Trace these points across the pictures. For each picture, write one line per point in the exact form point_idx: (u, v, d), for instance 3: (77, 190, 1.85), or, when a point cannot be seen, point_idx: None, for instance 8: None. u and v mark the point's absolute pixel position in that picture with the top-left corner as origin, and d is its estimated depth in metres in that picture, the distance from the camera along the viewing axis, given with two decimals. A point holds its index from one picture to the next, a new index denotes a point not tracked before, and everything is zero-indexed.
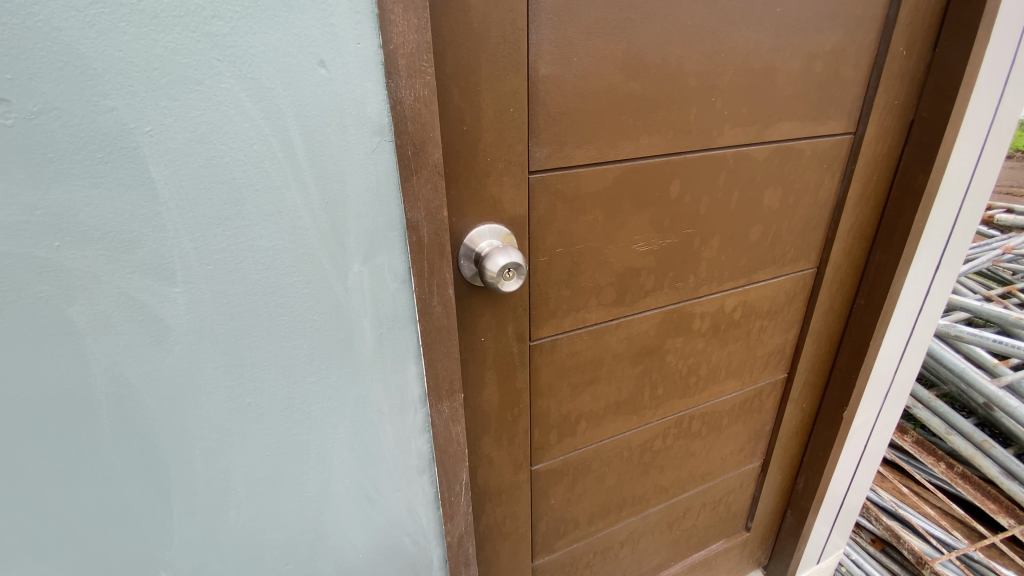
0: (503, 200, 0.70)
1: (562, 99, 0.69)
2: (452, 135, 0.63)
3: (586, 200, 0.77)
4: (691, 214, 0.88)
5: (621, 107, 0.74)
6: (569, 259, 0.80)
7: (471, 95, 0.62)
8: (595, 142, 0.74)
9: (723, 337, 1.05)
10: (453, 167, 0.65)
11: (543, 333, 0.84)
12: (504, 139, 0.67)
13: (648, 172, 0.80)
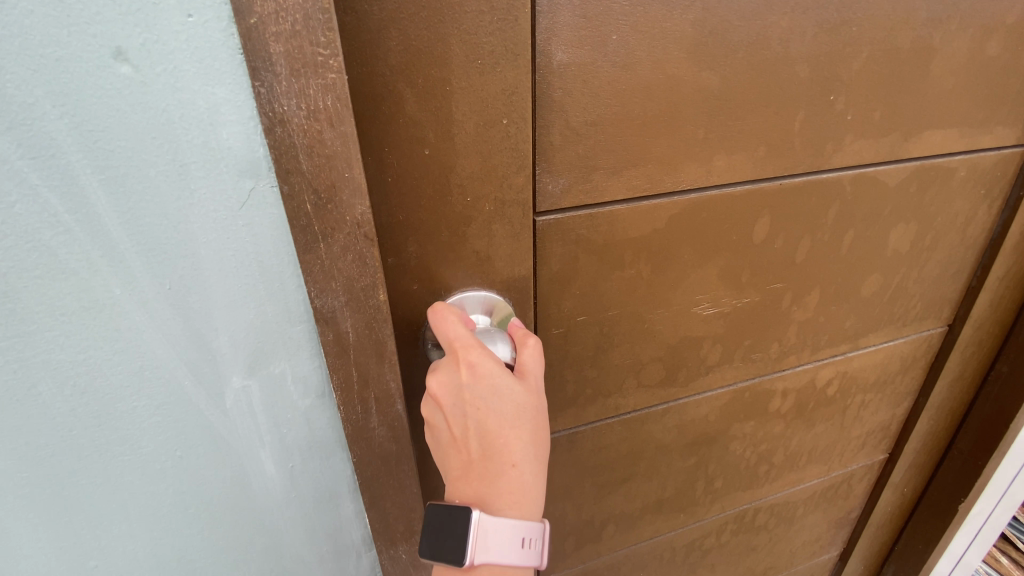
0: (495, 257, 0.46)
1: (590, 103, 0.44)
2: (404, 164, 0.40)
3: (624, 248, 0.52)
4: (781, 264, 0.61)
5: (685, 112, 0.47)
6: (597, 330, 0.56)
7: (435, 99, 0.39)
8: (639, 165, 0.48)
9: (809, 418, 0.77)
10: (410, 209, 0.42)
11: (557, 426, 0.60)
12: (493, 167, 0.42)
13: (718, 207, 0.54)
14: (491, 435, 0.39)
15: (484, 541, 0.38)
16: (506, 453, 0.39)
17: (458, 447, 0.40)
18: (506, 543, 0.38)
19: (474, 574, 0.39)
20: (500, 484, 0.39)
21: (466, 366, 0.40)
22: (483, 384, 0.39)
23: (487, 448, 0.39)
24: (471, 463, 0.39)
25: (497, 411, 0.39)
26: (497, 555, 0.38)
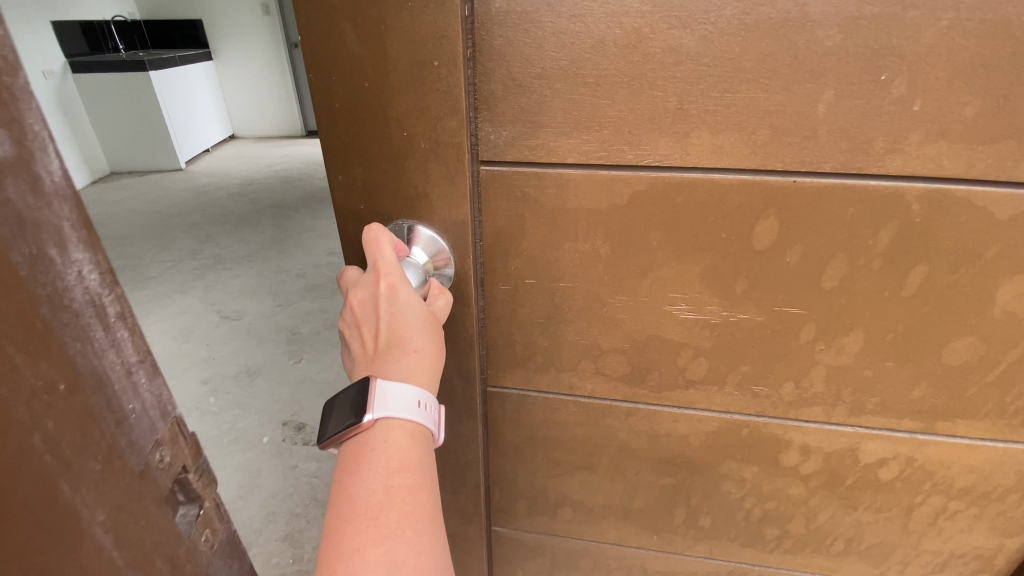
0: (432, 196, 0.49)
1: (535, 54, 0.43)
2: (349, 92, 0.46)
3: (578, 218, 0.50)
4: (798, 285, 0.49)
5: (652, 76, 0.42)
6: (548, 297, 0.55)
7: (371, 36, 0.43)
8: (593, 130, 0.45)
9: (847, 498, 0.62)
10: (354, 134, 0.48)
11: (506, 381, 0.62)
12: (426, 108, 0.45)
13: (699, 196, 0.47)
14: (396, 331, 0.45)
15: (383, 396, 0.41)
16: (410, 340, 0.44)
17: (367, 350, 0.45)
18: (402, 397, 0.41)
19: (374, 433, 0.41)
20: (401, 362, 0.43)
21: (386, 282, 0.46)
22: (397, 298, 0.45)
23: (393, 340, 0.44)
24: (376, 358, 0.44)
25: (403, 311, 0.45)
26: (395, 408, 0.41)
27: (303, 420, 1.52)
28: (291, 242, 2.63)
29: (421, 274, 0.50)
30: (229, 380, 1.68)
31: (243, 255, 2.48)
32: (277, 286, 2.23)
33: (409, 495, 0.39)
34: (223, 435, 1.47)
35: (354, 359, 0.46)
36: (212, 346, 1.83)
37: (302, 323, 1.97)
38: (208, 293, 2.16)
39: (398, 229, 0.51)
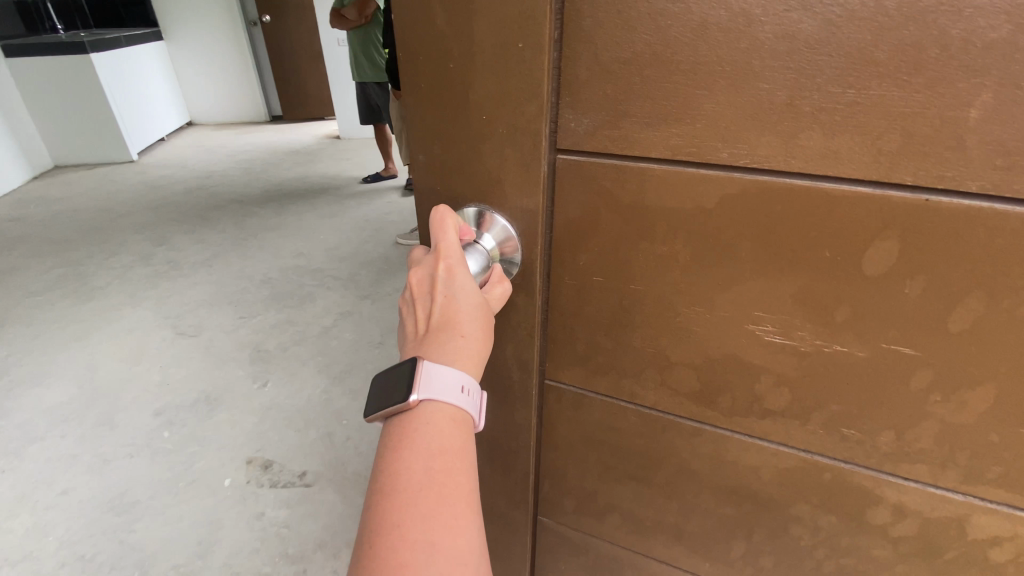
0: (506, 182, 0.49)
1: (627, 36, 0.39)
2: (435, 75, 0.46)
3: (655, 219, 0.46)
4: (915, 324, 0.42)
5: (760, 66, 0.37)
6: (615, 298, 0.52)
7: (459, 17, 0.42)
8: (681, 124, 0.41)
9: (945, 570, 0.53)
10: (436, 114, 0.48)
11: (564, 377, 0.60)
12: (507, 93, 0.44)
13: (798, 206, 0.41)
14: (448, 316, 0.45)
15: (429, 380, 0.41)
16: (460, 328, 0.45)
17: (418, 329, 0.46)
18: (447, 384, 0.41)
19: (419, 415, 0.41)
20: (447, 350, 0.43)
21: (444, 264, 0.46)
22: (452, 281, 0.46)
23: (444, 324, 0.45)
24: (427, 341, 0.45)
25: (458, 298, 0.45)
26: (440, 394, 0.41)
27: (269, 458, 1.41)
28: (252, 241, 2.58)
29: (484, 259, 0.51)
30: (185, 409, 1.57)
31: (201, 258, 2.43)
32: (238, 295, 2.13)
33: (448, 478, 0.39)
34: (180, 481, 1.35)
35: (406, 334, 0.47)
36: (167, 369, 1.73)
37: (267, 339, 1.85)
38: (161, 303, 2.09)
39: (471, 213, 0.51)
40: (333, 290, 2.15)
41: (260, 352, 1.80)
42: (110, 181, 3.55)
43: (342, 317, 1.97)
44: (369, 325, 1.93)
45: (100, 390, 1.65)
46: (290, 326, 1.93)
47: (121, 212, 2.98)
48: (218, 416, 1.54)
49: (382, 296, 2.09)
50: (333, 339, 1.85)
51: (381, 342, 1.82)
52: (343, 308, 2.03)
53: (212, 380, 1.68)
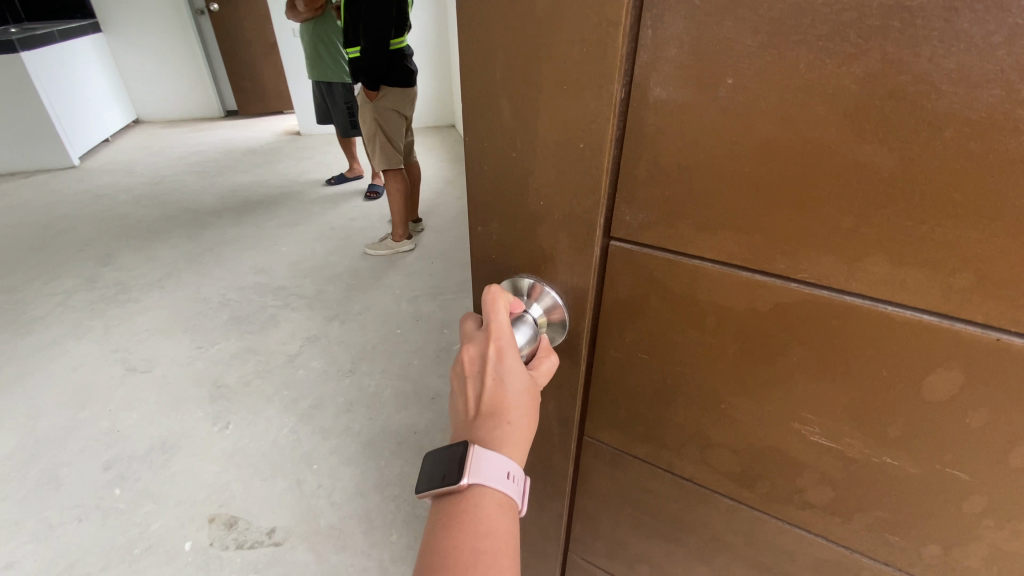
0: (557, 261, 0.49)
1: (690, 147, 0.39)
2: (496, 158, 0.47)
3: (706, 312, 0.46)
4: (974, 453, 0.40)
5: (825, 190, 0.36)
6: (659, 376, 0.53)
7: (524, 112, 0.43)
8: (740, 231, 0.41)
9: None
10: (495, 192, 0.49)
11: (603, 437, 0.61)
12: (564, 185, 0.44)
13: (854, 324, 0.40)
14: (498, 399, 0.48)
15: (478, 467, 0.44)
16: (509, 412, 0.47)
17: (468, 404, 0.49)
18: (495, 471, 0.45)
19: (468, 497, 0.45)
20: (496, 434, 0.47)
21: (495, 346, 0.48)
22: (502, 363, 0.48)
23: (495, 407, 0.48)
24: (477, 421, 0.48)
25: (507, 381, 0.48)
26: (488, 480, 0.44)
27: (234, 515, 1.36)
28: (207, 259, 2.54)
29: (532, 331, 0.51)
30: (139, 461, 1.51)
31: (151, 280, 2.38)
32: (192, 322, 2.08)
33: (493, 562, 0.43)
34: (134, 546, 1.29)
35: (457, 403, 0.51)
36: (119, 415, 1.66)
37: (227, 373, 1.81)
38: (112, 338, 2.01)
39: (522, 283, 0.52)
40: (297, 312, 2.13)
41: (218, 388, 1.75)
42: (54, 195, 3.38)
43: (308, 341, 1.96)
44: (337, 352, 1.91)
45: (41, 441, 1.57)
46: (251, 355, 1.91)
47: (121, 223, 2.93)
48: (177, 465, 1.49)
49: (350, 318, 2.09)
50: (300, 369, 1.82)
51: (350, 371, 1.81)
52: (309, 332, 2.01)
53: (167, 422, 1.63)
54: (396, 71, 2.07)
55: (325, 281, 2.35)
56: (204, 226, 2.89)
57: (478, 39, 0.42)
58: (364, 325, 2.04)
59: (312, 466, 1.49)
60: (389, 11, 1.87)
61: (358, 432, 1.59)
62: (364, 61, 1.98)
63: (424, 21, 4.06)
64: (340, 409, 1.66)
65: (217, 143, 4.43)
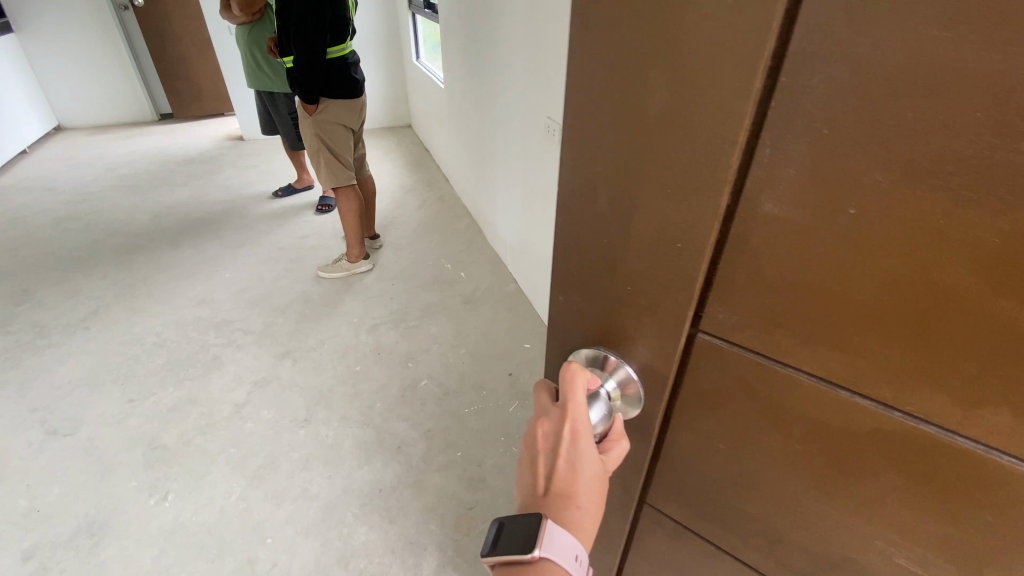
0: (638, 344, 0.47)
1: (800, 266, 0.36)
2: (589, 239, 0.45)
3: (792, 419, 0.43)
4: None
5: (947, 334, 0.33)
6: (730, 466, 0.50)
7: (621, 200, 0.40)
8: (844, 351, 0.37)
9: None
10: (580, 267, 0.47)
11: (665, 508, 0.59)
12: (655, 275, 0.41)
13: (963, 467, 0.37)
14: (570, 479, 0.47)
15: (551, 543, 0.44)
16: (579, 495, 0.47)
17: (537, 480, 0.49)
18: (565, 550, 0.44)
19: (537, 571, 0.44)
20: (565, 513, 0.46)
21: (570, 425, 0.47)
22: (576, 444, 0.47)
23: (566, 484, 0.47)
24: (547, 496, 0.48)
25: (580, 464, 0.47)
26: (558, 558, 0.44)
27: None
28: (143, 292, 2.28)
29: (606, 407, 0.50)
30: (64, 549, 1.30)
31: (74, 320, 2.11)
32: (123, 370, 1.85)
33: None
34: None
35: (523, 473, 0.51)
36: (36, 491, 1.43)
37: (163, 433, 1.60)
38: (26, 395, 1.75)
39: (597, 359, 0.51)
40: (243, 351, 1.92)
41: (154, 451, 1.54)
42: None
43: (257, 387, 1.76)
44: (289, 398, 1.71)
45: None
46: (192, 406, 1.69)
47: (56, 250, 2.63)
48: (108, 552, 1.30)
49: (303, 355, 1.89)
50: (248, 422, 1.63)
51: (306, 422, 1.62)
52: (257, 374, 1.81)
53: (95, 497, 1.42)
54: (334, 83, 1.94)
55: (274, 311, 2.13)
56: (137, 252, 2.61)
57: (581, 125, 0.40)
58: (319, 364, 1.84)
59: (265, 540, 1.32)
60: (321, 18, 1.75)
61: (317, 494, 1.42)
62: (296, 73, 1.84)
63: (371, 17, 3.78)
64: (295, 468, 1.49)
65: (146, 152, 4.02)
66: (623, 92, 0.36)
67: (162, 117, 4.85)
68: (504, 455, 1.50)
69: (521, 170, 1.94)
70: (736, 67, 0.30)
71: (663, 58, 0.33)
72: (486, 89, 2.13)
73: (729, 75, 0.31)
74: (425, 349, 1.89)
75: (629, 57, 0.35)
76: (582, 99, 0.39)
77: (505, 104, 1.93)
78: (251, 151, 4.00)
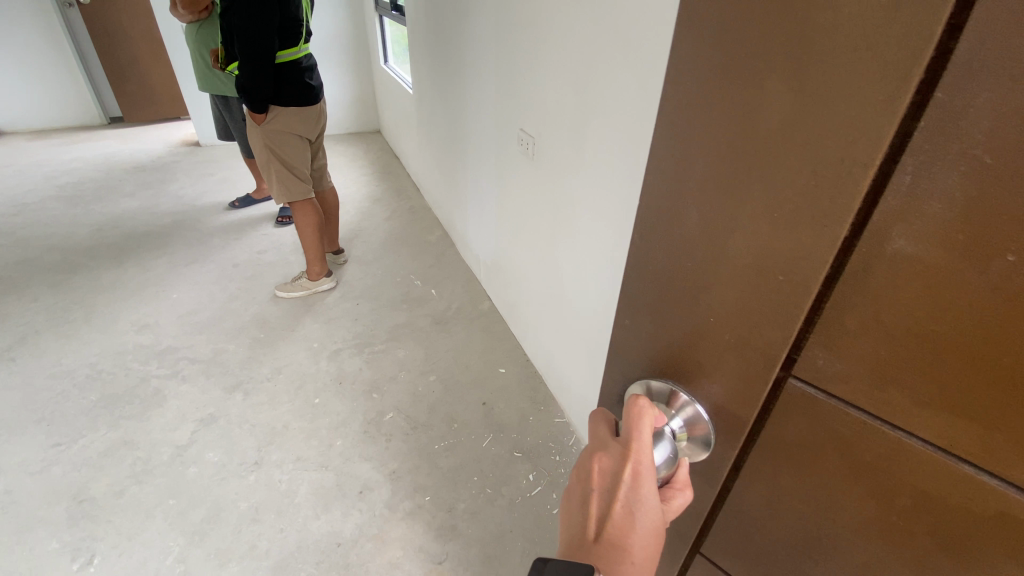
0: (718, 383, 0.42)
1: (929, 315, 0.29)
2: (677, 263, 0.41)
3: (896, 489, 0.35)
4: None
5: None
6: (808, 528, 0.43)
7: (721, 222, 0.36)
8: (974, 424, 0.30)
9: None
10: (663, 291, 0.43)
11: (724, 562, 0.52)
12: (751, 308, 0.37)
13: None
14: (625, 527, 0.42)
15: None
16: (634, 549, 0.42)
17: (588, 522, 0.44)
18: None
19: None
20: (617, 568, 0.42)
21: (633, 467, 0.43)
22: (637, 489, 0.42)
23: (620, 533, 0.42)
24: (597, 542, 0.43)
25: (638, 511, 0.42)
26: None
27: None
28: (78, 315, 2.08)
29: (672, 448, 0.45)
30: None
31: None
32: (49, 408, 1.66)
33: None
34: None
35: (573, 506, 0.46)
36: None
37: (93, 482, 1.43)
38: None
39: (665, 395, 0.46)
40: (189, 383, 1.76)
41: (79, 504, 1.38)
42: None
43: (202, 426, 1.60)
44: (239, 437, 1.56)
45: None
46: (127, 451, 1.53)
47: None
48: None
49: (257, 388, 1.73)
50: (190, 468, 1.47)
51: (256, 465, 1.48)
52: (202, 412, 1.65)
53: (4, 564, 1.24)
54: (284, 89, 1.81)
55: (226, 336, 1.97)
56: (74, 268, 2.40)
57: (690, 137, 0.36)
58: (275, 397, 1.69)
59: None
60: (271, 19, 1.62)
61: (266, 552, 1.27)
62: (240, 77, 1.70)
63: (333, 20, 3.66)
64: (242, 520, 1.34)
65: (89, 157, 3.76)
66: (744, 105, 0.32)
67: (109, 121, 4.56)
68: (477, 499, 1.39)
69: (494, 186, 1.85)
70: (882, 81, 0.26)
71: (798, 69, 0.29)
72: (457, 100, 2.03)
73: (879, 90, 0.26)
74: (392, 377, 1.76)
75: (756, 68, 0.31)
76: (694, 109, 0.35)
77: (478, 114, 1.84)
78: (206, 158, 3.77)
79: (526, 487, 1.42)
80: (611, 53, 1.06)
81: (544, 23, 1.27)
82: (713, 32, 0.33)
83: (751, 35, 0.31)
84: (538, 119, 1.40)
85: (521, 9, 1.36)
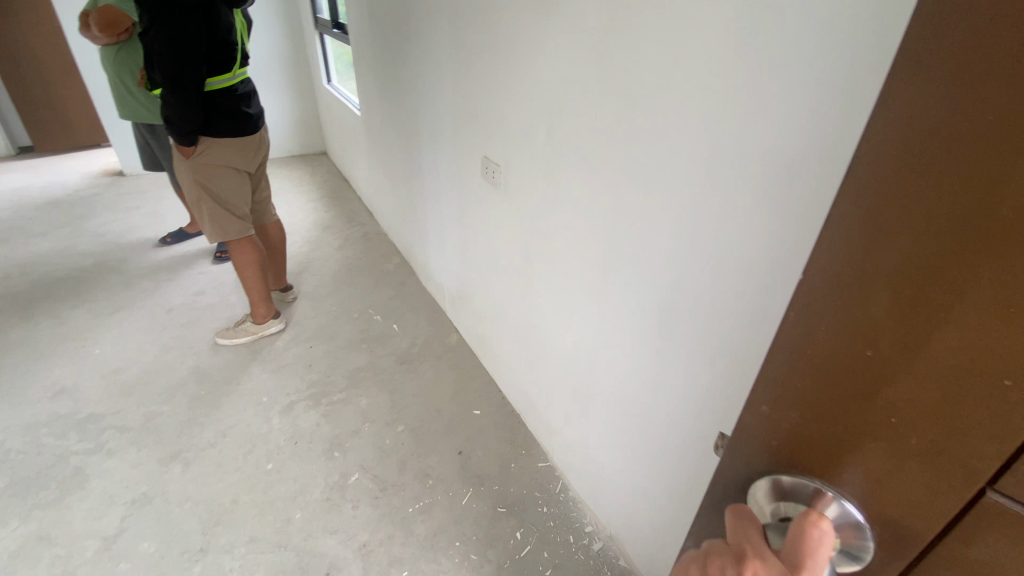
0: (881, 497, 0.29)
1: None
2: (826, 345, 0.30)
3: None
4: None
5: None
6: None
7: (906, 302, 0.25)
8: None
9: None
10: (800, 379, 0.32)
11: None
12: (951, 413, 0.25)
13: None
14: None
15: None
16: None
17: None
18: None
19: None
20: None
21: None
22: None
23: None
24: None
25: None
26: None
27: None
28: None
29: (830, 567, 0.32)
30: None
31: None
32: None
33: None
34: None
35: None
36: None
37: None
38: None
39: (800, 496, 0.34)
40: (117, 457, 1.53)
41: None
42: None
43: (134, 510, 1.38)
44: (181, 519, 1.35)
45: None
46: (42, 549, 1.29)
47: None
48: None
49: (199, 457, 1.52)
50: (121, 564, 1.25)
51: (202, 552, 1.28)
52: (135, 491, 1.43)
53: None
54: (219, 119, 1.63)
55: (161, 396, 1.74)
56: None
57: (863, 187, 0.26)
58: (222, 464, 1.49)
59: None
60: (198, 46, 1.44)
61: None
62: (166, 109, 1.51)
63: (268, 37, 3.44)
64: None
65: None
66: (968, 148, 0.22)
67: (18, 151, 4.12)
68: (461, 568, 1.24)
69: (456, 214, 1.72)
70: None
71: None
72: (410, 124, 1.90)
73: None
74: (354, 431, 1.59)
75: (999, 94, 0.21)
76: (875, 155, 0.26)
77: (434, 137, 1.71)
78: (133, 188, 3.45)
79: (515, 548, 1.29)
80: (583, 72, 0.96)
81: (507, 43, 1.16)
82: (924, 40, 0.23)
83: (987, 46, 0.21)
84: (504, 146, 1.29)
85: (480, 27, 1.24)
